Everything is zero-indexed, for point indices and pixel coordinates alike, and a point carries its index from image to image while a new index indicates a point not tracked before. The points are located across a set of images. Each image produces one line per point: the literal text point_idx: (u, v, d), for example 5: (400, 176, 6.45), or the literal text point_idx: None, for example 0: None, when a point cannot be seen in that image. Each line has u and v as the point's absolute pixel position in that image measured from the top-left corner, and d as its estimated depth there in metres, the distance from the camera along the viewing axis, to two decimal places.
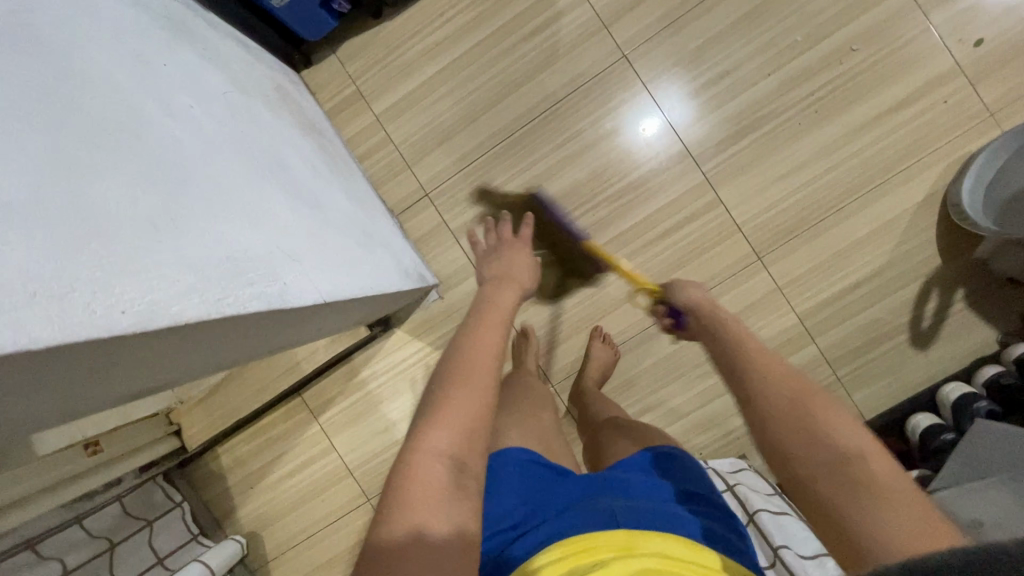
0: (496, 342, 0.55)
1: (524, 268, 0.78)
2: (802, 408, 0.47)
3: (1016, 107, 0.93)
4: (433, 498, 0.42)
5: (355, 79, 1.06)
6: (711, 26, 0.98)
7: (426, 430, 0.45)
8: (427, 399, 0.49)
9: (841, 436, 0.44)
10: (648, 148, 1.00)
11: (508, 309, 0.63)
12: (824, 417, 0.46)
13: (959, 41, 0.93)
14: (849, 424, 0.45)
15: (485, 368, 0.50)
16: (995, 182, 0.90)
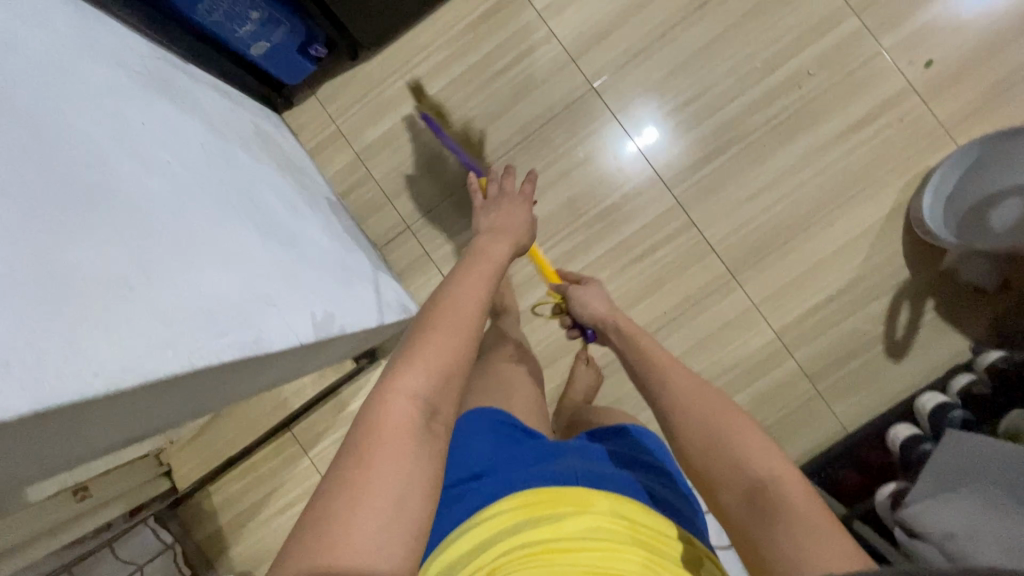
0: (477, 300, 0.59)
1: (519, 222, 0.84)
2: (707, 423, 0.55)
3: (968, 123, 0.97)
4: (404, 429, 0.46)
5: (336, 119, 1.10)
6: (675, 56, 1.02)
7: (403, 369, 0.49)
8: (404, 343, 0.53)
9: (744, 451, 0.53)
10: (621, 175, 1.03)
11: (494, 268, 0.68)
12: (733, 436, 0.54)
13: (910, 64, 0.98)
14: (753, 442, 0.53)
15: (462, 323, 0.55)
16: (955, 197, 0.93)
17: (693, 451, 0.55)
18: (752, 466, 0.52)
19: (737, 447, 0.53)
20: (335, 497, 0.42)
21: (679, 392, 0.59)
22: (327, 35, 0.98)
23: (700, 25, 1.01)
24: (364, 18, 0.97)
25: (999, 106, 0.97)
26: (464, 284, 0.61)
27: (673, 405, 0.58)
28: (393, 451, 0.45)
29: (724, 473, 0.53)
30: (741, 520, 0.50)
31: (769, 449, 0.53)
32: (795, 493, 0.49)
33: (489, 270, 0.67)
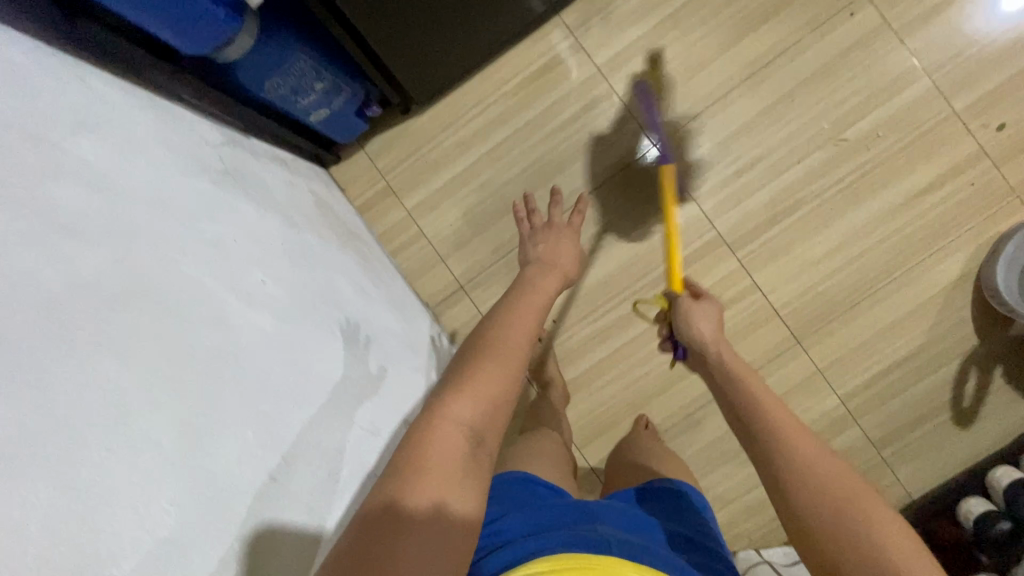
0: (529, 333, 0.55)
1: (569, 254, 0.76)
2: (831, 490, 0.47)
3: None
4: (448, 469, 0.42)
5: (385, 174, 1.06)
6: (740, 116, 0.99)
7: (451, 398, 0.46)
8: (452, 371, 0.49)
9: (874, 531, 0.44)
10: (683, 236, 1.01)
11: (546, 300, 0.63)
12: (863, 514, 0.45)
13: (981, 127, 0.96)
14: (885, 522, 0.45)
15: (513, 358, 0.51)
16: None
17: (771, 461, 0.51)
18: (882, 545, 0.43)
19: (867, 526, 0.45)
20: (375, 526, 0.38)
21: (796, 446, 0.50)
22: (382, 94, 0.95)
23: (766, 84, 0.99)
24: (418, 78, 0.94)
25: None
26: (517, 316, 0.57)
27: (787, 464, 0.50)
28: (434, 483, 0.41)
29: (849, 554, 0.44)
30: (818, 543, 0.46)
31: (908, 535, 0.44)
32: (883, 519, 0.45)
33: (541, 298, 0.62)
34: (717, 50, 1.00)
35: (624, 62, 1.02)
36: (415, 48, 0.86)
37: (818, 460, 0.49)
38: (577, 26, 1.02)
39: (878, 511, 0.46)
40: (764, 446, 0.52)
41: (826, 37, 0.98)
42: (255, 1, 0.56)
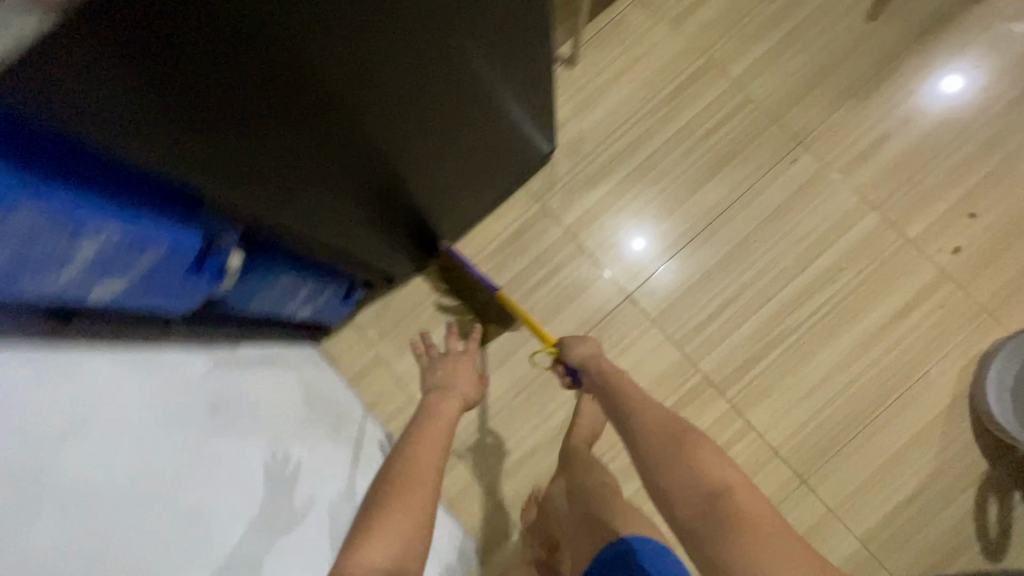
0: (444, 437, 0.67)
1: (467, 380, 0.91)
2: (672, 437, 0.64)
3: (1010, 306, 0.97)
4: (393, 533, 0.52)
5: (374, 344, 1.10)
6: (706, 261, 1.04)
7: (368, 534, 0.51)
8: (371, 509, 0.55)
9: (701, 465, 0.60)
10: (670, 381, 1.02)
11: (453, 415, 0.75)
12: (696, 455, 0.61)
13: (937, 251, 1.00)
14: (713, 461, 0.60)
15: (426, 478, 0.59)
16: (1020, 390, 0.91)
17: (643, 457, 0.65)
18: (707, 473, 0.59)
19: (696, 464, 0.60)
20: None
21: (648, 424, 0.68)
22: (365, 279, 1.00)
23: (725, 229, 1.05)
24: (398, 260, 0.99)
25: None
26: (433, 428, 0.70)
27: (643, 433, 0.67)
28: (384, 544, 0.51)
29: (684, 487, 0.59)
30: (673, 488, 0.60)
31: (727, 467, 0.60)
32: (706, 457, 0.61)
33: (444, 424, 0.72)
34: (677, 202, 1.07)
35: (591, 219, 1.09)
36: (390, 244, 0.91)
37: (672, 423, 0.67)
38: (544, 192, 1.11)
39: (706, 449, 0.62)
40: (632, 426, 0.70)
41: (774, 183, 1.05)
42: (235, 261, 0.61)
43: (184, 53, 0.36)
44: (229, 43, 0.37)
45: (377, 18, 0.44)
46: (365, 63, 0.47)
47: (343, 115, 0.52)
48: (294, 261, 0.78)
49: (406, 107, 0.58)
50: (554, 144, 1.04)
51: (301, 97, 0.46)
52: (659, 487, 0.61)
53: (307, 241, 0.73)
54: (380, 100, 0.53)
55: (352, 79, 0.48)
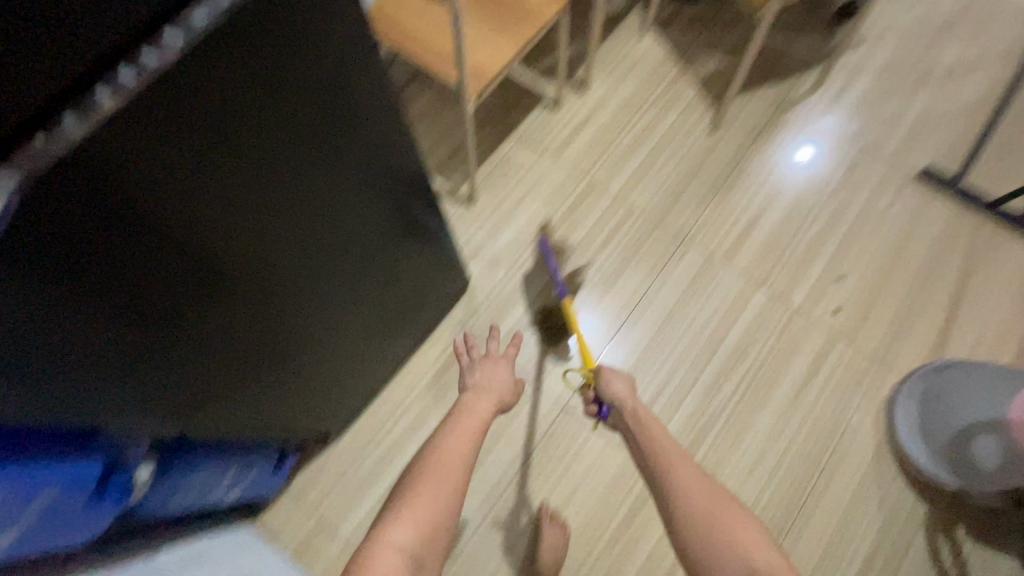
0: (467, 441, 0.70)
1: (504, 381, 0.90)
2: (671, 456, 0.70)
3: (895, 350, 1.09)
4: (400, 546, 0.56)
5: (316, 508, 1.03)
6: (630, 357, 1.10)
7: (390, 525, 0.58)
8: (391, 506, 0.61)
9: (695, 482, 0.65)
10: (622, 483, 1.03)
11: (482, 415, 0.77)
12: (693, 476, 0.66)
13: (823, 312, 1.12)
14: (711, 485, 0.65)
15: (446, 480, 0.63)
16: (928, 434, 0.96)
17: (666, 474, 0.67)
18: (698, 489, 0.64)
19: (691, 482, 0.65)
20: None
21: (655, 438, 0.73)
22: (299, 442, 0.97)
23: (640, 325, 1.13)
24: (335, 412, 0.98)
25: (910, 331, 1.10)
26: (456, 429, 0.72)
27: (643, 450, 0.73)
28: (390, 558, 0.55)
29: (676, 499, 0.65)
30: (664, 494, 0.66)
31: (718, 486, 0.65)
32: (705, 479, 0.66)
33: (477, 419, 0.76)
34: (592, 307, 1.14)
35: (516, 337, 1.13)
36: (327, 397, 0.91)
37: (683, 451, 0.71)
38: (466, 318, 1.15)
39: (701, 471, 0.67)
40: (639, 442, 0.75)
41: (671, 276, 1.16)
42: (144, 475, 0.59)
43: (112, 264, 0.39)
44: (163, 238, 0.42)
45: (308, 175, 0.50)
46: (285, 230, 0.53)
47: (271, 277, 0.56)
48: (222, 450, 0.76)
49: (330, 259, 0.63)
50: (468, 274, 1.11)
51: (229, 271, 0.50)
52: (686, 514, 0.62)
53: (254, 409, 0.72)
54: (304, 258, 0.58)
55: (274, 245, 0.53)
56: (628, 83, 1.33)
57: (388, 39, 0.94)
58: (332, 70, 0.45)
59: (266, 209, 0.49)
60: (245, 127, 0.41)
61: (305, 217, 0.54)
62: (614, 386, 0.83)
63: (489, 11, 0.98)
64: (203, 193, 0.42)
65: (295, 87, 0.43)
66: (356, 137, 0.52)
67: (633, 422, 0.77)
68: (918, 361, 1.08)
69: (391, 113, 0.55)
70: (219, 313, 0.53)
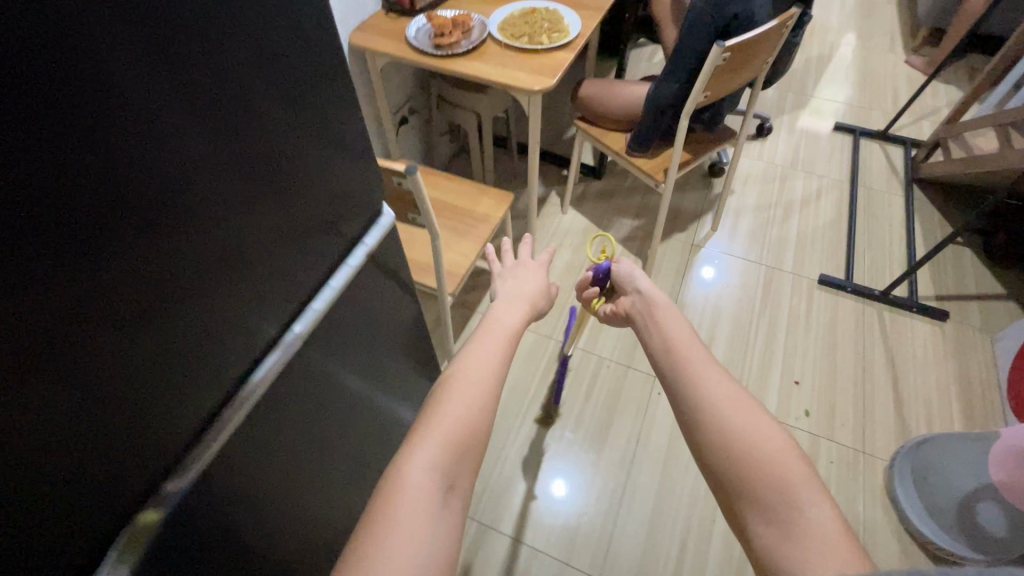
0: (495, 358, 0.59)
1: (539, 281, 0.76)
2: (737, 413, 0.52)
3: (870, 439, 1.18)
4: (421, 505, 0.48)
5: None
6: (645, 510, 1.10)
7: (411, 457, 0.50)
8: (408, 444, 0.52)
9: (760, 437, 0.50)
10: None
11: (508, 327, 0.65)
12: (752, 429, 0.50)
13: (797, 418, 1.21)
14: (778, 442, 0.50)
15: (474, 408, 0.54)
16: (933, 515, 1.01)
17: (698, 389, 0.54)
18: (764, 445, 0.49)
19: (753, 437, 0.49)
20: (368, 533, 0.46)
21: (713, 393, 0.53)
22: None
23: (645, 472, 1.15)
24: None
25: (873, 418, 1.21)
26: (477, 351, 0.60)
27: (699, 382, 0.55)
28: (410, 516, 0.47)
29: (738, 450, 0.49)
30: (727, 435, 0.51)
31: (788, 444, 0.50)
32: (770, 434, 0.50)
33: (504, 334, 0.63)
34: (594, 465, 1.16)
35: (530, 518, 1.09)
36: None
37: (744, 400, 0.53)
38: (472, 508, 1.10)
39: (765, 424, 0.51)
40: (682, 367, 0.57)
41: (656, 416, 1.22)
42: None
43: (223, 509, 0.49)
44: (253, 476, 0.53)
45: (337, 399, 0.65)
46: (322, 447, 0.65)
47: (312, 491, 0.65)
48: None
49: (341, 442, 0.70)
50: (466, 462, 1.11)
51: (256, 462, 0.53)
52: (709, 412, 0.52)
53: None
54: (313, 430, 0.62)
55: (288, 426, 0.57)
56: (565, 250, 1.53)
57: None
58: (359, 318, 0.65)
59: (296, 410, 0.57)
60: (301, 371, 0.56)
61: (332, 434, 0.67)
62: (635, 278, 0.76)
63: (446, 221, 1.13)
64: (286, 430, 0.56)
65: (336, 336, 0.61)
66: (367, 359, 0.70)
67: (649, 310, 0.67)
68: (892, 444, 1.17)
69: (384, 340, 0.74)
70: (278, 538, 0.60)
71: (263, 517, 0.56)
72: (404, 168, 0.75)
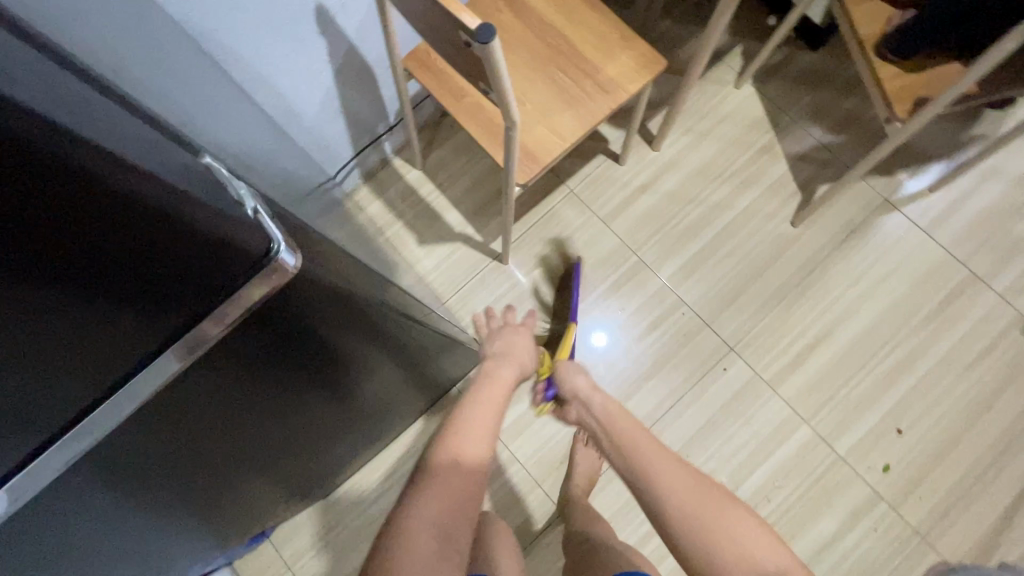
0: (488, 421, 0.60)
1: (527, 347, 0.79)
2: (699, 507, 0.51)
3: (943, 526, 0.96)
4: (423, 564, 0.43)
5: (291, 564, 0.98)
6: None
7: (411, 509, 0.48)
8: (403, 505, 0.49)
9: (736, 536, 0.49)
10: None
11: (508, 385, 0.68)
12: (726, 526, 0.50)
13: (869, 468, 0.99)
14: (749, 533, 0.50)
15: (470, 467, 0.54)
16: None
17: (652, 491, 0.55)
18: (740, 539, 0.49)
19: (730, 537, 0.49)
20: None
21: (671, 497, 0.53)
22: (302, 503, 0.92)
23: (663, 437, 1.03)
24: (308, 499, 0.90)
25: (966, 510, 0.97)
26: (471, 411, 0.61)
27: (651, 487, 0.55)
28: (412, 573, 0.42)
29: (721, 559, 0.48)
30: (703, 545, 0.50)
31: (766, 536, 0.50)
32: (744, 530, 0.50)
33: (498, 394, 0.65)
34: None
35: (526, 426, 1.05)
36: (313, 486, 0.84)
37: (701, 489, 0.53)
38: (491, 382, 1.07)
39: (734, 516, 0.51)
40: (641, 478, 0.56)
41: (706, 391, 1.04)
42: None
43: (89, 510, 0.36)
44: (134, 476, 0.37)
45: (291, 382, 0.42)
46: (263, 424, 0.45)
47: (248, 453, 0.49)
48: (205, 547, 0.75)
49: (304, 410, 0.50)
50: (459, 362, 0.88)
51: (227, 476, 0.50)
52: (681, 533, 0.51)
53: (230, 520, 0.69)
54: (226, 422, 0.40)
55: (178, 434, 0.36)
56: (711, 142, 1.13)
57: (439, 96, 0.81)
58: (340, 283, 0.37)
59: (193, 421, 0.36)
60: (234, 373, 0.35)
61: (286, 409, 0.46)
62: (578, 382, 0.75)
63: (558, 73, 0.81)
64: (175, 436, 0.36)
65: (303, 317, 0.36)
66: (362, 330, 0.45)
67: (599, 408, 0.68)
68: (966, 545, 0.95)
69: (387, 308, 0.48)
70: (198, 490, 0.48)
71: (162, 488, 0.42)
72: (475, 27, 0.47)
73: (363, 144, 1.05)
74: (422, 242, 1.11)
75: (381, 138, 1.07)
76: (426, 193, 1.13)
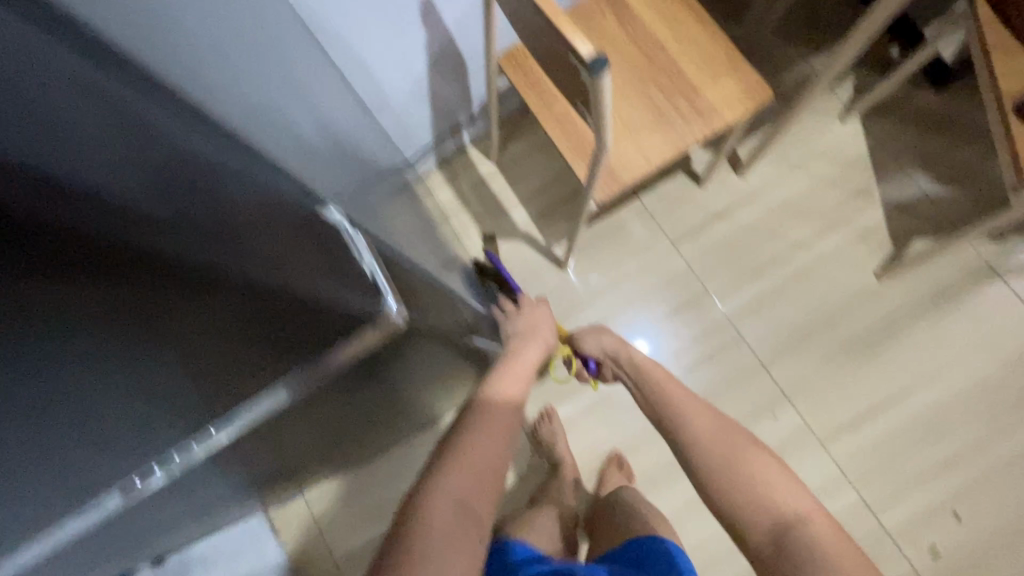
0: (514, 396, 0.61)
1: (546, 320, 0.79)
2: (724, 448, 0.54)
3: None
4: (446, 535, 0.44)
5: (318, 522, 1.03)
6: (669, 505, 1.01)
7: (439, 477, 0.48)
8: (431, 471, 0.49)
9: (759, 477, 0.51)
10: None
11: (531, 366, 0.68)
12: (749, 468, 0.52)
13: (915, 549, 0.93)
14: (774, 474, 0.51)
15: (495, 440, 0.53)
16: None
17: (679, 427, 0.58)
18: (764, 479, 0.51)
19: (751, 474, 0.51)
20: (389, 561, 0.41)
21: (697, 435, 0.56)
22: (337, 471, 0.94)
23: None
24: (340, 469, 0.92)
25: None
26: (499, 386, 0.61)
27: (682, 422, 0.58)
28: (436, 541, 0.43)
29: (740, 496, 0.50)
30: (723, 478, 0.52)
31: (792, 484, 0.51)
32: (770, 475, 0.51)
33: (523, 372, 0.66)
34: (647, 435, 1.04)
35: None
36: (347, 459, 0.85)
37: (729, 434, 0.55)
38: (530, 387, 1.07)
39: (759, 461, 0.52)
40: (670, 423, 0.59)
41: None
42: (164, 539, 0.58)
43: None
44: None
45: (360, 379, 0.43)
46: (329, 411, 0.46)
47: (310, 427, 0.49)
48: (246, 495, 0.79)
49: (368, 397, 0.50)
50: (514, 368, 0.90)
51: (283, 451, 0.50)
52: (706, 470, 0.53)
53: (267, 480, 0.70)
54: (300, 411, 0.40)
55: None
56: (803, 175, 1.06)
57: (528, 98, 0.79)
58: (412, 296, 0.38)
59: None
60: None
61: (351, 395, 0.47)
62: (601, 337, 0.73)
63: (655, 92, 0.77)
64: None
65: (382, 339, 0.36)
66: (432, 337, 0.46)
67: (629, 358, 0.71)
68: None
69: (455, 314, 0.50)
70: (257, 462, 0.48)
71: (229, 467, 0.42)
72: (587, 55, 0.45)
73: (444, 130, 1.05)
74: (486, 235, 1.11)
75: (461, 127, 1.07)
76: (497, 187, 1.13)
